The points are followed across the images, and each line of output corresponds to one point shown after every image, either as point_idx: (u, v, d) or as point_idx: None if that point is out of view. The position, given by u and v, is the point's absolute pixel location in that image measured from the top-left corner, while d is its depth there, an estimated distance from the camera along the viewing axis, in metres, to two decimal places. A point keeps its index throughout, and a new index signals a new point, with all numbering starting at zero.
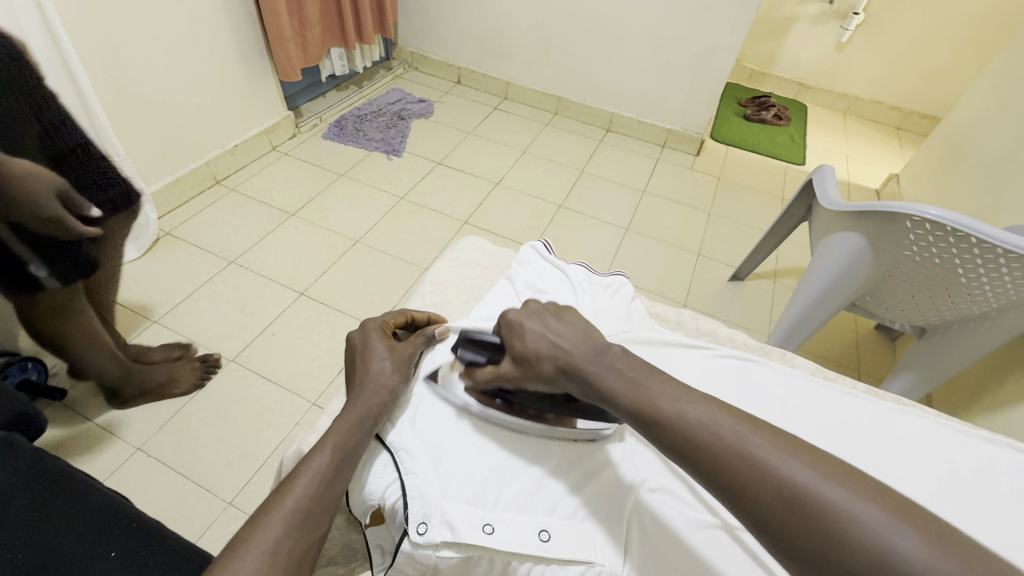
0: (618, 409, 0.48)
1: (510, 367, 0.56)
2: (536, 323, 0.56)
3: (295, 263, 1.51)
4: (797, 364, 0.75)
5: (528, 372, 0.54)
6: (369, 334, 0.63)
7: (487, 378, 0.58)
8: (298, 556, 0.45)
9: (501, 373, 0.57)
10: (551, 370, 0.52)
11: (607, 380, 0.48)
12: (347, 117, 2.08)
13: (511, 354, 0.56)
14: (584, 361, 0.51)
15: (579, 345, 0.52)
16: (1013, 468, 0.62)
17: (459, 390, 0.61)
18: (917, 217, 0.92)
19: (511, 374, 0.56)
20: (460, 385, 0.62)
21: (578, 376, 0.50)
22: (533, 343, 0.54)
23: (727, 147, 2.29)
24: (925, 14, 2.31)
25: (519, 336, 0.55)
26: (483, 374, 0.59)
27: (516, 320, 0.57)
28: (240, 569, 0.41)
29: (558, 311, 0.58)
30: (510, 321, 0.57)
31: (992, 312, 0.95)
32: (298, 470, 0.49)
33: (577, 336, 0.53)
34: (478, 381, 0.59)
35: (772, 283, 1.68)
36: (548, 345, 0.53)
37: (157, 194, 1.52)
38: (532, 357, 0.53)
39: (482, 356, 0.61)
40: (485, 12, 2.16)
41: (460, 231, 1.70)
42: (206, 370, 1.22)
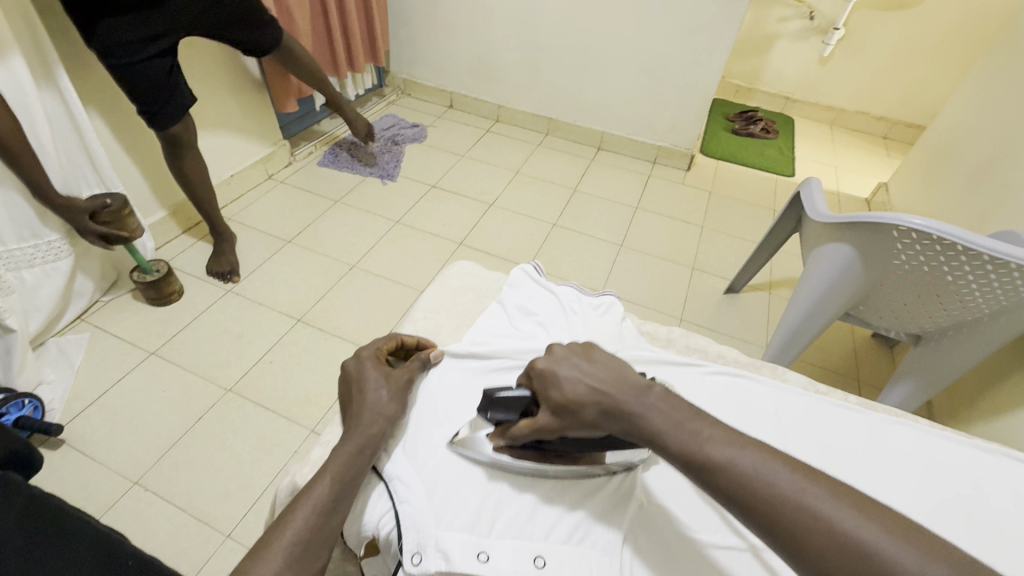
0: (655, 437, 0.47)
1: (549, 419, 0.53)
2: (570, 368, 0.53)
3: (292, 289, 1.52)
4: (789, 379, 0.75)
5: (571, 421, 0.52)
6: (363, 363, 0.63)
7: (523, 433, 0.55)
8: None
9: (540, 427, 0.54)
10: (594, 415, 0.51)
11: (651, 419, 0.48)
12: (341, 144, 2.12)
13: (548, 406, 0.53)
14: (627, 402, 0.49)
15: (616, 385, 0.51)
16: (1009, 479, 0.61)
17: (490, 447, 0.59)
18: (903, 227, 0.93)
19: (552, 426, 0.53)
20: (488, 442, 0.59)
21: (624, 419, 0.49)
22: (573, 391, 0.52)
23: (717, 161, 2.32)
24: (904, 27, 2.36)
25: (555, 385, 0.53)
26: (517, 430, 0.56)
27: (547, 369, 0.54)
28: None
29: (586, 351, 0.55)
30: (540, 371, 0.54)
31: (984, 317, 0.96)
32: (297, 499, 0.49)
33: (612, 376, 0.52)
34: (515, 441, 0.57)
35: (767, 294, 1.69)
36: (589, 390, 0.51)
37: (155, 225, 1.54)
38: (575, 404, 0.51)
39: (512, 414, 0.58)
40: (475, 37, 2.21)
41: (455, 253, 1.71)
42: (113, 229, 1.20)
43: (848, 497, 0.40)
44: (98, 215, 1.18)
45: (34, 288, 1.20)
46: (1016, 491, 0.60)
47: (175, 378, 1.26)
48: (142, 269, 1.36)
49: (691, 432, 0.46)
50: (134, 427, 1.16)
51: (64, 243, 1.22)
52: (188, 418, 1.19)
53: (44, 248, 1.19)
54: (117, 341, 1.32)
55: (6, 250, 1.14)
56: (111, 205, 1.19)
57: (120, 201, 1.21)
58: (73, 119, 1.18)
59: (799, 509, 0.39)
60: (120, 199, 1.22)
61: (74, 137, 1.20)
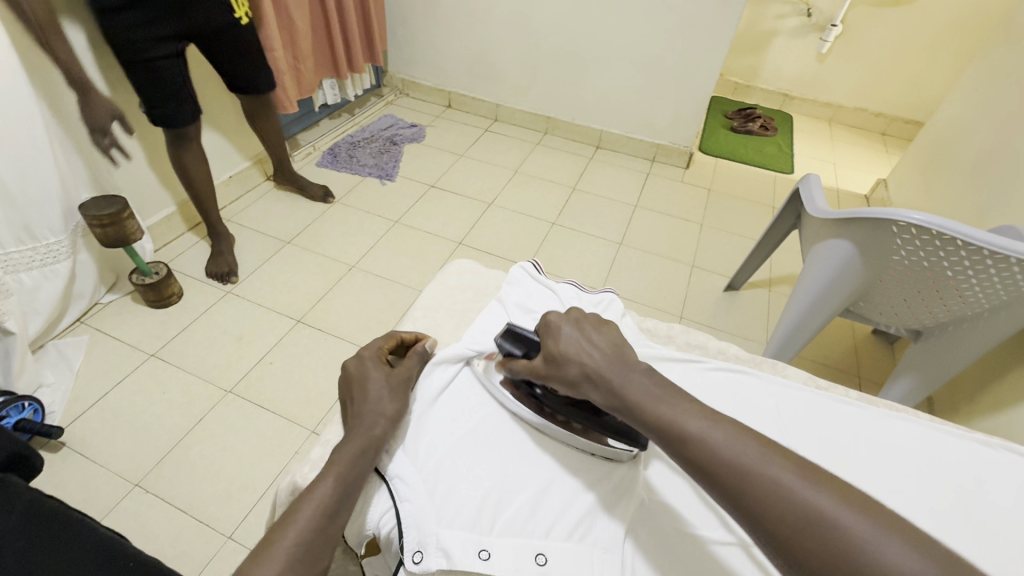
0: (631, 408, 0.47)
1: (540, 363, 0.56)
2: (573, 329, 0.54)
3: (291, 290, 1.52)
4: (789, 374, 0.74)
5: (555, 372, 0.54)
6: (363, 365, 0.62)
7: (520, 370, 0.59)
8: None
9: (533, 369, 0.57)
10: (577, 376, 0.52)
11: (632, 392, 0.48)
12: (339, 144, 2.11)
13: (543, 354, 0.56)
14: (611, 374, 0.50)
15: (609, 357, 0.51)
16: (1011, 474, 0.61)
17: (497, 379, 0.65)
18: (902, 222, 0.93)
19: (540, 371, 0.56)
20: (497, 374, 0.65)
21: (602, 383, 0.49)
22: (565, 346, 0.53)
23: (716, 159, 2.32)
24: (902, 23, 2.36)
25: (553, 339, 0.55)
26: (517, 366, 0.60)
27: (555, 322, 0.56)
28: None
29: (600, 321, 0.55)
30: (548, 322, 0.57)
31: (984, 311, 0.96)
32: (299, 499, 0.49)
33: (609, 348, 0.52)
34: (513, 375, 0.61)
35: (767, 291, 1.69)
36: (580, 350, 0.52)
37: (154, 227, 1.54)
38: (562, 359, 0.53)
39: (519, 349, 0.62)
40: (472, 37, 2.21)
41: (455, 253, 1.71)
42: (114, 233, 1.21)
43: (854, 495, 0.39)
44: (101, 220, 1.18)
45: (34, 290, 1.20)
46: (1015, 486, 0.60)
47: (175, 380, 1.26)
48: (141, 271, 1.35)
49: (671, 405, 0.45)
50: (134, 429, 1.16)
51: (63, 245, 1.22)
52: (189, 420, 1.19)
53: (44, 251, 1.19)
54: (116, 343, 1.32)
55: (6, 253, 1.13)
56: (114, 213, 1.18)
57: (119, 206, 1.20)
58: (71, 121, 1.17)
59: (760, 480, 0.39)
60: (118, 202, 1.21)
61: (73, 139, 1.20)
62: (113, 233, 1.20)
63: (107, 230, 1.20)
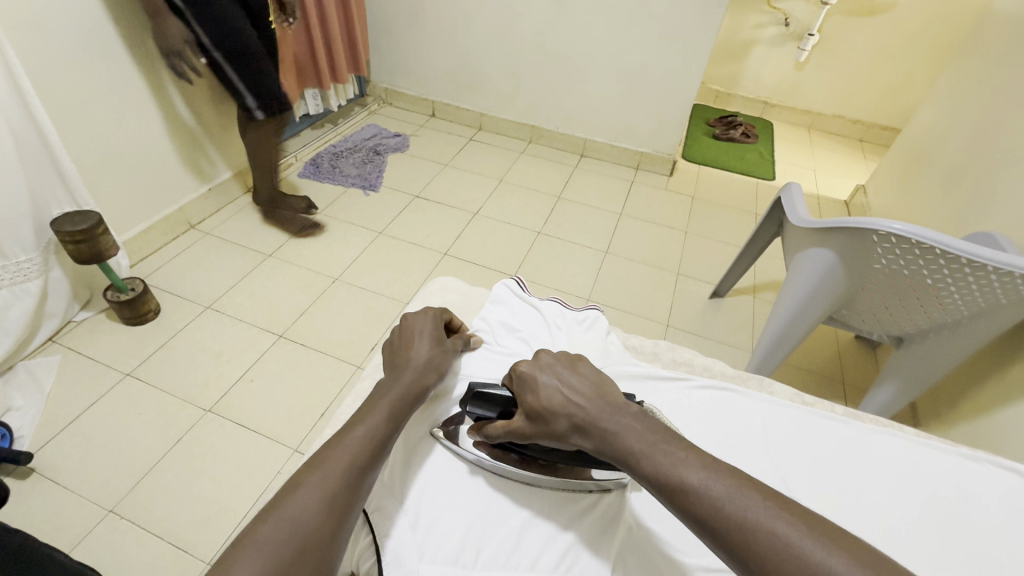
0: (628, 457, 0.47)
1: (523, 422, 0.54)
2: (550, 376, 0.54)
3: (273, 305, 1.49)
4: (776, 391, 0.74)
5: (543, 429, 0.52)
6: (421, 322, 0.67)
7: (499, 434, 0.56)
8: (350, 493, 0.48)
9: (514, 429, 0.54)
10: (565, 427, 0.51)
11: (627, 438, 0.47)
12: (322, 155, 2.09)
13: (523, 410, 0.54)
14: (601, 419, 0.49)
15: (594, 400, 0.51)
16: (994, 487, 0.61)
17: (469, 444, 0.60)
18: (882, 231, 0.94)
19: (524, 430, 0.54)
20: (469, 438, 0.60)
21: (596, 434, 0.48)
22: (547, 398, 0.52)
23: (699, 167, 2.34)
24: (877, 33, 2.41)
25: (533, 390, 0.53)
26: (493, 430, 0.56)
27: (528, 373, 0.54)
28: (297, 498, 0.46)
29: (572, 362, 0.55)
30: (521, 375, 0.55)
31: (964, 319, 0.98)
32: (358, 419, 0.54)
33: (592, 390, 0.52)
34: (491, 440, 0.57)
35: (751, 298, 1.70)
36: (563, 400, 0.51)
37: (130, 242, 1.50)
38: (547, 413, 0.51)
39: (491, 412, 0.58)
40: (456, 47, 2.21)
41: (440, 264, 1.69)
42: (89, 249, 1.17)
43: (838, 530, 0.39)
44: (74, 237, 1.14)
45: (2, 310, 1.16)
46: (999, 500, 0.60)
47: (152, 400, 1.22)
48: (116, 288, 1.32)
49: (665, 452, 0.45)
50: (108, 452, 1.12)
51: (34, 262, 1.18)
52: (166, 441, 1.16)
53: (13, 269, 1.15)
54: (90, 363, 1.28)
55: None
56: (86, 228, 1.14)
57: (93, 220, 1.16)
58: (42, 136, 1.14)
59: (767, 535, 0.38)
60: (93, 216, 1.17)
61: (45, 154, 1.16)
62: (88, 248, 1.17)
63: (82, 247, 1.16)
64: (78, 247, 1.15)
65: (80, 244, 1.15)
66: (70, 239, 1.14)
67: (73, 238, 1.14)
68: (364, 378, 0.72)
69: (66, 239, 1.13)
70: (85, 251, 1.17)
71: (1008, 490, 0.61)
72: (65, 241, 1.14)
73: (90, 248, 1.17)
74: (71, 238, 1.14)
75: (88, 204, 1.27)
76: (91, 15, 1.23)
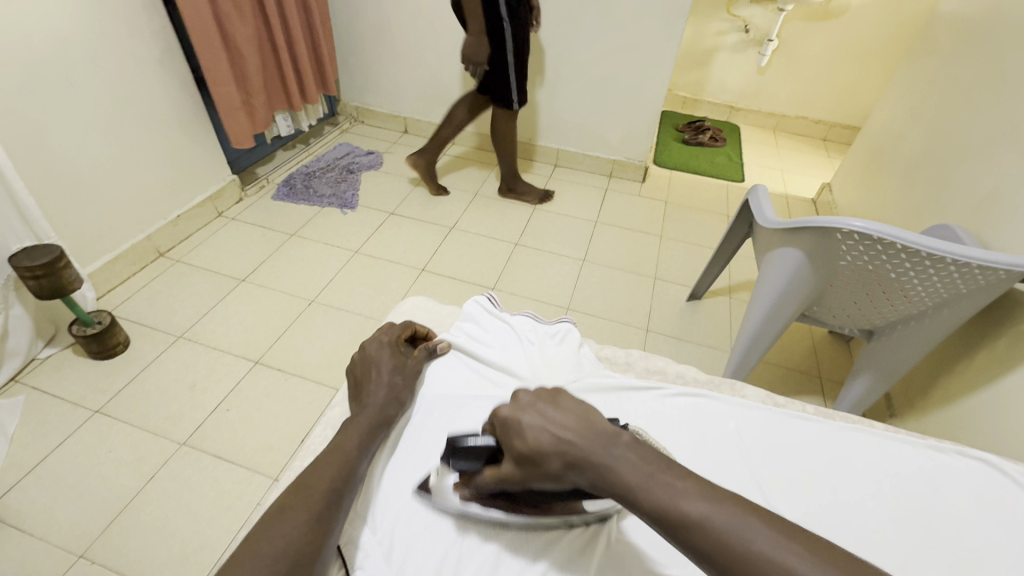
0: (626, 492, 0.45)
1: (512, 469, 0.51)
2: (534, 416, 0.51)
3: (248, 330, 1.46)
4: (748, 394, 0.75)
5: (534, 472, 0.49)
6: (381, 349, 0.67)
7: (490, 481, 0.53)
8: (330, 526, 0.48)
9: (504, 476, 0.52)
10: (558, 467, 0.48)
11: (622, 471, 0.45)
12: (295, 176, 2.07)
13: (511, 455, 0.51)
14: (595, 453, 0.47)
15: (584, 434, 0.48)
16: (962, 477, 0.63)
17: (455, 499, 0.56)
18: (845, 230, 0.96)
19: (515, 476, 0.51)
20: (456, 494, 0.56)
21: (593, 472, 0.46)
22: (533, 440, 0.49)
23: (670, 172, 2.39)
24: (833, 36, 2.50)
25: (518, 434, 0.50)
26: (484, 480, 0.53)
27: (509, 417, 0.51)
28: (275, 536, 0.45)
29: (552, 396, 0.52)
30: (503, 419, 0.52)
31: (929, 309, 1.01)
32: (330, 451, 0.54)
33: (578, 425, 0.49)
34: (482, 490, 0.54)
35: (728, 299, 1.73)
36: (552, 439, 0.48)
37: (95, 274, 1.46)
38: (537, 457, 0.48)
39: (476, 462, 0.54)
40: (424, 63, 2.22)
41: (417, 280, 1.68)
42: (49, 283, 1.13)
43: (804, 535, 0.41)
44: (33, 271, 1.10)
45: None
46: (965, 485, 0.62)
47: (123, 436, 1.18)
48: (82, 322, 1.28)
49: (663, 484, 0.44)
50: (78, 494, 1.08)
51: None
52: (140, 478, 1.12)
53: None
54: (56, 402, 1.23)
55: None
56: (47, 261, 1.10)
57: (54, 254, 1.12)
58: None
59: (772, 566, 0.39)
60: (54, 251, 1.14)
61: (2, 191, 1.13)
62: (46, 282, 1.13)
63: (43, 280, 1.12)
64: (38, 280, 1.12)
65: (38, 278, 1.11)
66: (28, 272, 1.10)
67: (31, 271, 1.10)
68: (335, 407, 0.71)
69: (26, 272, 1.10)
70: (44, 284, 1.13)
71: (975, 479, 0.63)
72: (22, 274, 1.10)
73: (50, 281, 1.13)
74: (29, 271, 1.10)
75: (48, 237, 1.23)
76: (45, 46, 1.20)
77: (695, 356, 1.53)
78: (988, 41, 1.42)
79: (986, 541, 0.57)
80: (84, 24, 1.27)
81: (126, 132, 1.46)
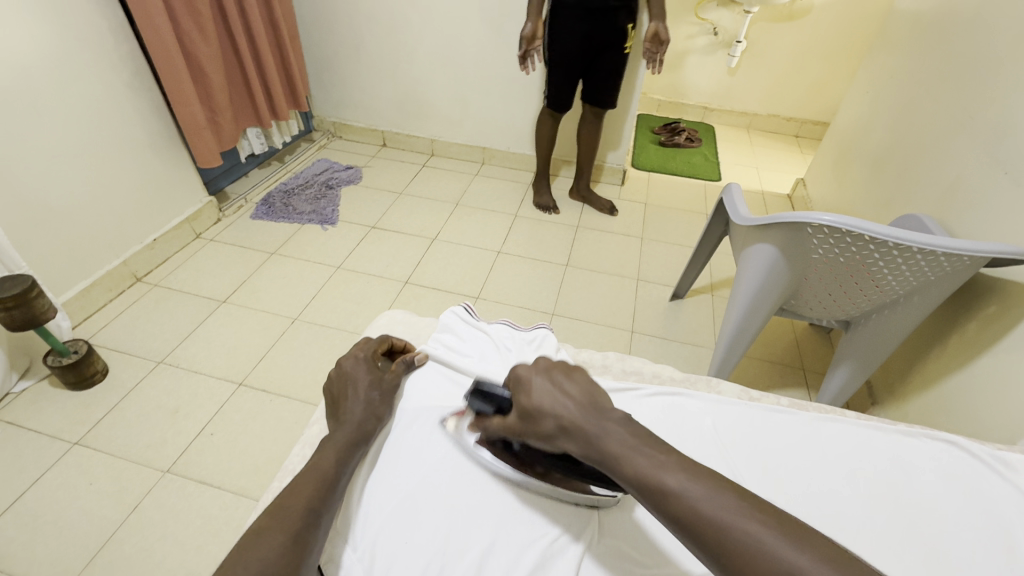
0: (609, 462, 0.46)
1: (517, 421, 0.55)
2: (544, 379, 0.54)
3: (231, 351, 1.44)
4: (723, 390, 0.76)
5: (532, 427, 0.53)
6: (357, 365, 0.67)
7: (496, 428, 0.58)
8: (307, 548, 0.47)
9: (509, 426, 0.56)
10: (552, 428, 0.51)
11: (608, 443, 0.47)
12: (273, 194, 2.06)
13: (517, 408, 0.55)
14: (586, 422, 0.49)
15: (583, 405, 0.51)
16: (934, 462, 0.64)
17: (470, 439, 0.63)
18: (814, 224, 0.97)
19: (517, 428, 0.55)
20: (471, 436, 0.63)
21: (579, 437, 0.49)
22: (538, 399, 0.53)
23: (648, 174, 2.42)
24: (799, 36, 2.56)
25: (526, 391, 0.54)
26: (491, 425, 0.59)
27: (524, 375, 0.56)
28: (250, 560, 0.44)
29: (569, 369, 0.55)
30: (518, 375, 0.56)
31: (900, 296, 1.04)
32: (308, 470, 0.54)
33: (582, 396, 0.51)
34: (488, 434, 0.60)
35: (710, 296, 1.75)
36: (553, 402, 0.52)
37: (69, 302, 1.43)
38: (536, 413, 0.52)
39: (490, 408, 0.60)
40: (399, 76, 2.23)
41: (401, 293, 1.68)
42: (24, 314, 1.11)
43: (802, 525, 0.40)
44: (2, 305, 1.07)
45: None
46: (937, 469, 0.63)
47: (103, 468, 1.16)
48: (57, 352, 1.25)
49: (646, 456, 0.45)
50: (58, 529, 1.05)
51: None
52: (123, 510, 1.09)
53: None
54: (33, 436, 1.20)
55: None
56: (16, 293, 1.08)
57: (26, 284, 1.11)
58: None
59: (740, 533, 0.39)
60: (26, 280, 1.12)
61: None
62: (19, 313, 1.10)
63: (16, 312, 1.10)
64: (10, 312, 1.09)
65: (9, 310, 1.09)
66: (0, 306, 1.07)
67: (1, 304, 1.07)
68: (314, 425, 0.70)
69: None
70: (18, 317, 1.10)
71: (947, 463, 0.64)
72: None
73: (24, 312, 1.11)
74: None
75: (18, 267, 1.21)
76: (9, 74, 1.19)
77: (681, 354, 1.54)
78: (945, 35, 1.47)
79: (965, 522, 0.58)
80: (46, 50, 1.26)
81: (96, 157, 1.44)
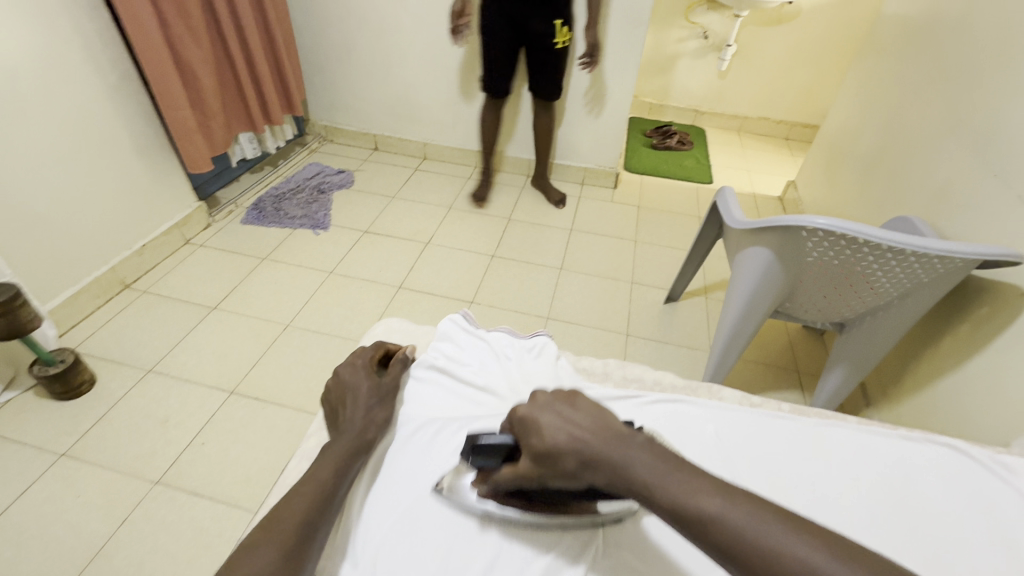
0: (642, 490, 0.44)
1: (530, 465, 0.51)
2: (551, 416, 0.51)
3: (222, 358, 1.42)
4: (725, 396, 0.76)
5: (551, 470, 0.49)
6: (355, 374, 0.66)
7: (508, 478, 0.54)
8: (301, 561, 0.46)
9: (522, 473, 0.52)
10: (575, 466, 0.48)
11: (638, 471, 0.45)
12: (264, 199, 2.03)
13: (528, 452, 0.51)
14: (610, 453, 0.46)
15: (598, 434, 0.48)
16: (933, 464, 0.65)
17: (472, 496, 0.57)
18: (809, 228, 0.98)
19: (532, 473, 0.51)
20: (473, 490, 0.58)
21: (607, 470, 0.46)
22: (552, 439, 0.49)
23: (641, 177, 2.43)
24: (788, 40, 2.59)
25: (536, 432, 0.50)
26: (501, 476, 0.54)
27: (528, 417, 0.52)
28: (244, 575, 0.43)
29: (569, 396, 0.52)
30: (522, 417, 0.52)
31: (895, 298, 1.04)
32: (305, 481, 0.53)
33: (594, 424, 0.49)
34: (500, 486, 0.55)
35: (704, 299, 1.75)
36: (568, 438, 0.48)
37: (55, 311, 1.40)
38: (554, 454, 0.48)
39: (494, 459, 0.56)
40: (391, 80, 2.22)
41: (394, 299, 1.66)
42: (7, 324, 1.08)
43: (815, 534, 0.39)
44: None
45: None
46: (937, 471, 0.64)
47: (91, 480, 1.13)
48: (43, 361, 1.22)
49: (678, 481, 0.43)
50: (44, 544, 1.03)
51: None
52: (111, 523, 1.07)
53: None
54: (17, 448, 1.17)
55: None
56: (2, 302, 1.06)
57: (12, 292, 1.09)
58: None
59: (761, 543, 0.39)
60: (11, 288, 1.10)
61: None
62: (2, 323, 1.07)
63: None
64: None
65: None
66: None
67: None
68: (311, 437, 0.69)
69: None
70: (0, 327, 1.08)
71: (946, 464, 0.65)
72: None
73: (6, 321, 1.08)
74: None
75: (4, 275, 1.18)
76: None
77: (676, 357, 1.54)
78: (931, 40, 1.49)
79: (964, 523, 0.59)
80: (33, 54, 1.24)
81: (83, 163, 1.41)
